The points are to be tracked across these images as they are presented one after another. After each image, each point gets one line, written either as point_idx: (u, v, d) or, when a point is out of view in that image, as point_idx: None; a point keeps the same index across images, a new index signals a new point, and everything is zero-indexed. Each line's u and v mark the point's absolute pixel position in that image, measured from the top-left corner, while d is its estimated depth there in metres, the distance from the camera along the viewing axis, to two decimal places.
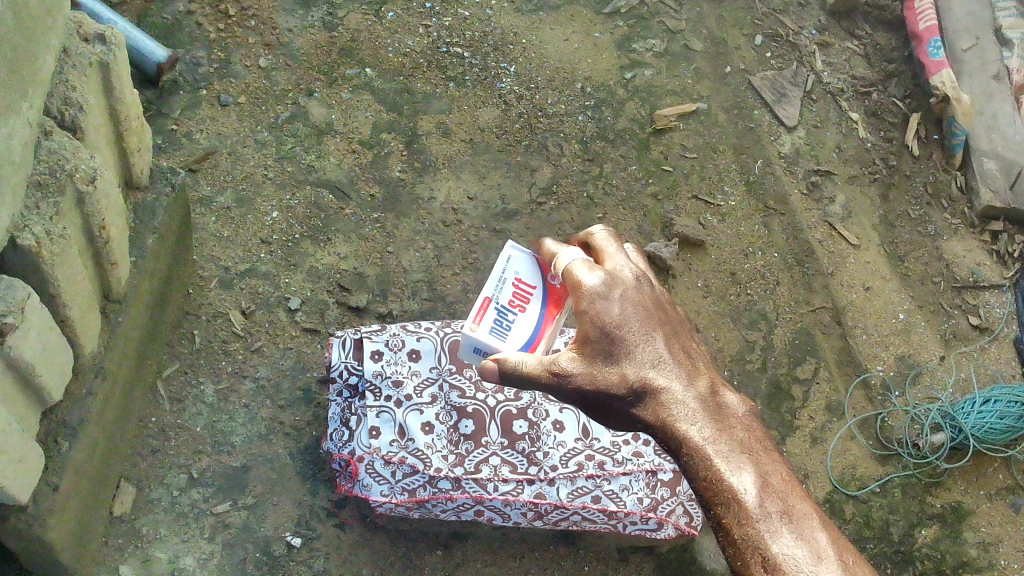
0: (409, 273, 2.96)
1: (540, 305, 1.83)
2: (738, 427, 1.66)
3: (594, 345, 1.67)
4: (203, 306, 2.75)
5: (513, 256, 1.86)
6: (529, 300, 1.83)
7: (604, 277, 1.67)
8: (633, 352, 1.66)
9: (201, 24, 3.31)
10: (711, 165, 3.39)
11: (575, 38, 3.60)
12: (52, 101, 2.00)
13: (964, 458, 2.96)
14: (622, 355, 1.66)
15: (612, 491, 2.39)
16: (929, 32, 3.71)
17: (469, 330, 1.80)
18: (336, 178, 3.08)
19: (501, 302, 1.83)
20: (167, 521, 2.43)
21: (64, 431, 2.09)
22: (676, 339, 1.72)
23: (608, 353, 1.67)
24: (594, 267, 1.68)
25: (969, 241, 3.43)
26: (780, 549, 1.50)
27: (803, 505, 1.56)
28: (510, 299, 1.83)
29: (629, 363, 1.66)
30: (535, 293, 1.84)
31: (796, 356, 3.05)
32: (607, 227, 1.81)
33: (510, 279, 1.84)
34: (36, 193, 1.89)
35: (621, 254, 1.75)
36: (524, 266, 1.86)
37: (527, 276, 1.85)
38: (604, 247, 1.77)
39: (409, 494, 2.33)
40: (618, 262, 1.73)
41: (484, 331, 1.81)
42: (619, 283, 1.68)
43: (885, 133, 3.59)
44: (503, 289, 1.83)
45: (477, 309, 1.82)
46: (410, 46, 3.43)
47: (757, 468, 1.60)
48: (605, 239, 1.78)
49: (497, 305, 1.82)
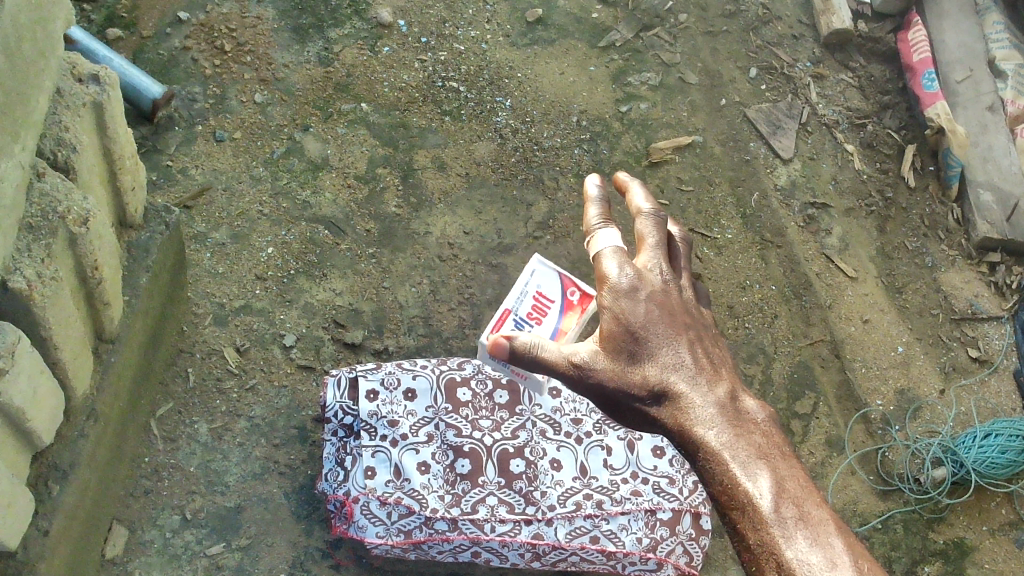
0: (405, 308, 2.95)
1: (555, 320, 1.99)
2: (756, 432, 1.62)
3: (617, 345, 1.67)
4: (197, 344, 2.73)
5: (537, 270, 2.03)
6: (545, 314, 1.99)
7: (632, 275, 1.69)
8: (655, 355, 1.66)
9: (197, 60, 3.32)
10: (707, 198, 3.39)
11: (570, 71, 3.61)
12: (45, 143, 2.00)
13: (967, 492, 2.91)
14: (646, 357, 1.66)
15: (611, 531, 2.34)
16: (922, 64, 3.74)
17: (483, 341, 1.92)
18: (331, 213, 3.08)
19: (519, 314, 1.97)
20: (161, 563, 2.39)
21: (55, 475, 2.07)
22: (699, 344, 1.70)
23: (631, 354, 1.67)
24: (622, 262, 1.71)
25: (967, 273, 3.42)
26: (793, 555, 1.46)
27: (820, 512, 1.51)
28: (528, 312, 1.97)
29: (650, 364, 1.66)
30: (552, 307, 2.00)
31: (795, 391, 3.02)
32: (652, 212, 1.78)
33: (531, 292, 2.00)
34: (28, 235, 1.88)
35: (657, 248, 1.75)
36: (546, 278, 2.02)
37: (547, 289, 2.01)
38: (643, 237, 1.77)
39: (405, 535, 2.29)
40: (650, 258, 1.74)
41: (498, 345, 1.92)
42: (646, 283, 1.70)
43: (880, 165, 3.60)
44: (524, 301, 1.98)
45: (495, 320, 1.95)
46: (406, 80, 3.45)
47: (773, 473, 1.55)
48: (646, 228, 1.77)
49: (515, 316, 1.96)
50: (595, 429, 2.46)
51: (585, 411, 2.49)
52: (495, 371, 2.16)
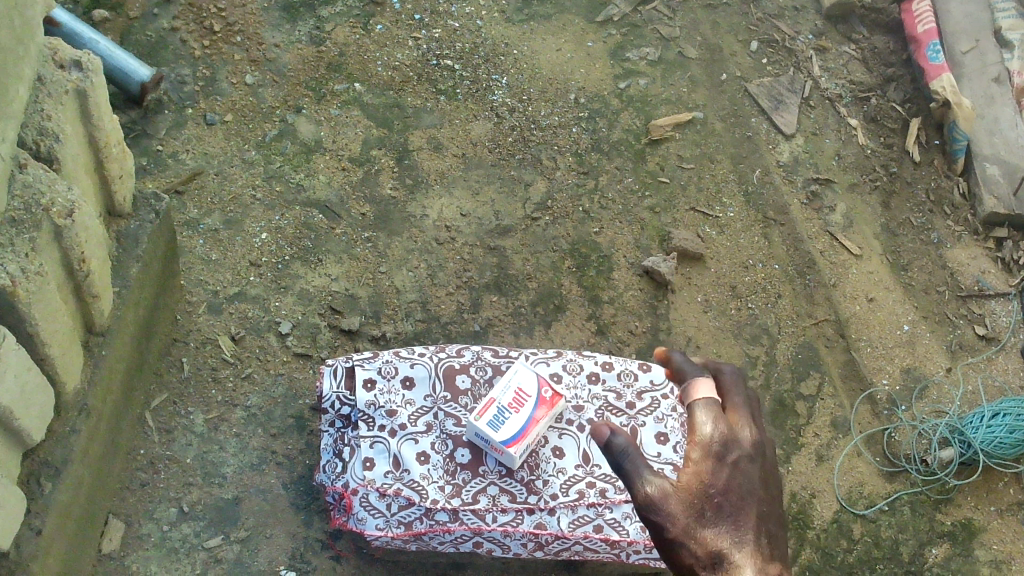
0: (403, 293, 2.89)
1: (531, 410, 2.27)
2: None
3: (689, 498, 1.49)
4: (191, 333, 2.69)
5: (520, 370, 2.32)
6: (523, 405, 2.28)
7: (723, 432, 1.51)
8: (723, 523, 1.46)
9: (185, 41, 3.24)
10: (709, 175, 3.33)
11: (567, 47, 3.54)
12: (27, 133, 1.94)
13: (975, 473, 2.86)
14: (716, 520, 1.47)
15: (614, 520, 2.30)
16: (927, 36, 3.64)
17: (472, 419, 2.26)
18: (325, 197, 3.02)
19: (502, 402, 2.28)
20: (158, 557, 2.35)
21: (47, 472, 2.02)
22: (769, 528, 1.48)
23: (700, 512, 1.47)
24: (715, 417, 1.53)
25: (973, 249, 3.36)
26: None
27: None
28: (509, 401, 2.27)
29: (716, 531, 1.46)
30: (530, 400, 2.28)
31: (800, 372, 2.98)
32: (749, 387, 1.62)
33: (513, 386, 2.30)
34: (11, 228, 1.83)
35: (753, 420, 1.56)
36: (526, 379, 2.31)
37: (527, 386, 2.30)
38: (742, 403, 1.57)
39: (406, 527, 2.27)
40: (745, 423, 1.55)
41: (484, 421, 2.25)
42: (736, 444, 1.51)
43: (884, 140, 3.54)
44: (506, 393, 2.29)
45: (482, 405, 2.28)
46: (400, 59, 3.37)
47: None
48: (745, 398, 1.58)
49: (498, 404, 2.28)
50: (598, 416, 2.41)
51: (587, 398, 2.44)
52: (479, 441, 2.28)
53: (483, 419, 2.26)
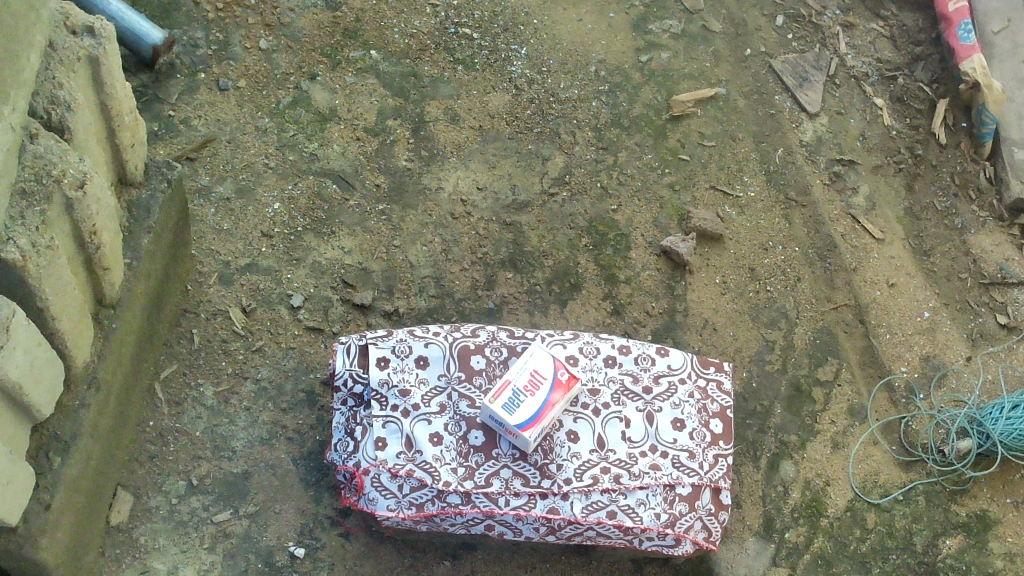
0: (417, 268, 2.84)
1: (547, 393, 2.24)
2: None
3: None
4: (202, 304, 2.66)
5: (535, 352, 2.29)
6: (539, 388, 2.24)
7: None
8: None
9: (199, 3, 3.18)
10: (730, 153, 3.26)
11: (589, 18, 3.46)
12: (38, 101, 1.89)
13: (992, 464, 2.81)
14: None
15: (628, 506, 2.27)
16: (958, 15, 3.51)
17: (487, 402, 2.23)
18: (339, 166, 2.96)
19: (517, 385, 2.24)
20: (166, 530, 2.34)
21: (57, 446, 2.00)
22: None
23: None
24: None
25: (997, 236, 3.27)
26: None
27: None
28: (525, 384, 2.24)
29: None
30: (545, 383, 2.25)
31: (817, 357, 2.93)
32: None
33: (529, 368, 2.26)
34: (21, 200, 1.79)
35: None
36: (542, 361, 2.27)
37: (543, 369, 2.26)
38: None
39: (417, 509, 2.24)
40: None
41: (499, 403, 2.22)
42: None
43: (910, 121, 3.45)
44: (521, 375, 2.26)
45: (497, 387, 2.25)
46: (417, 26, 3.29)
47: None
48: None
49: (513, 387, 2.24)
50: (613, 400, 2.38)
51: (603, 382, 2.41)
52: (494, 424, 2.25)
53: (499, 401, 2.23)
